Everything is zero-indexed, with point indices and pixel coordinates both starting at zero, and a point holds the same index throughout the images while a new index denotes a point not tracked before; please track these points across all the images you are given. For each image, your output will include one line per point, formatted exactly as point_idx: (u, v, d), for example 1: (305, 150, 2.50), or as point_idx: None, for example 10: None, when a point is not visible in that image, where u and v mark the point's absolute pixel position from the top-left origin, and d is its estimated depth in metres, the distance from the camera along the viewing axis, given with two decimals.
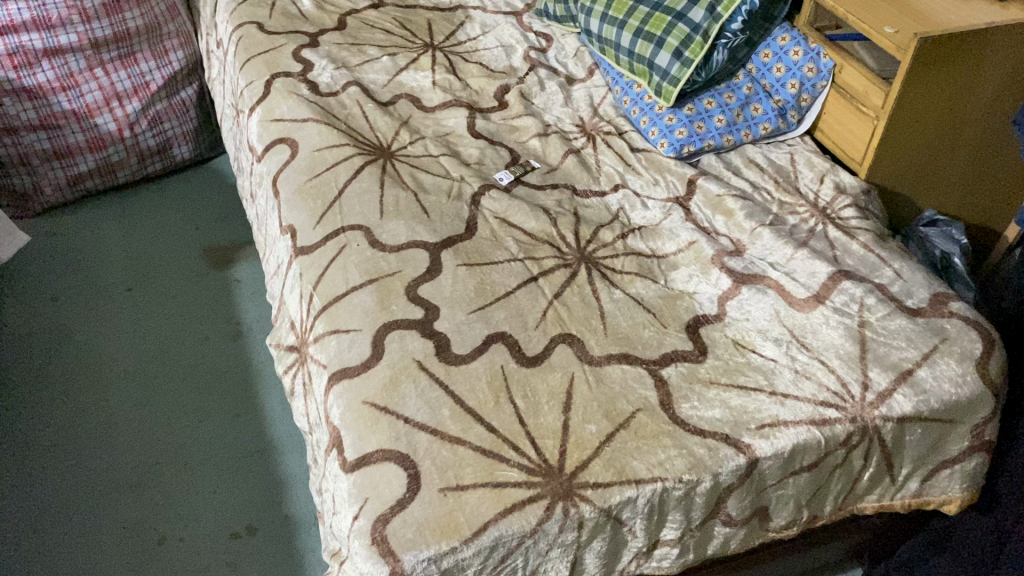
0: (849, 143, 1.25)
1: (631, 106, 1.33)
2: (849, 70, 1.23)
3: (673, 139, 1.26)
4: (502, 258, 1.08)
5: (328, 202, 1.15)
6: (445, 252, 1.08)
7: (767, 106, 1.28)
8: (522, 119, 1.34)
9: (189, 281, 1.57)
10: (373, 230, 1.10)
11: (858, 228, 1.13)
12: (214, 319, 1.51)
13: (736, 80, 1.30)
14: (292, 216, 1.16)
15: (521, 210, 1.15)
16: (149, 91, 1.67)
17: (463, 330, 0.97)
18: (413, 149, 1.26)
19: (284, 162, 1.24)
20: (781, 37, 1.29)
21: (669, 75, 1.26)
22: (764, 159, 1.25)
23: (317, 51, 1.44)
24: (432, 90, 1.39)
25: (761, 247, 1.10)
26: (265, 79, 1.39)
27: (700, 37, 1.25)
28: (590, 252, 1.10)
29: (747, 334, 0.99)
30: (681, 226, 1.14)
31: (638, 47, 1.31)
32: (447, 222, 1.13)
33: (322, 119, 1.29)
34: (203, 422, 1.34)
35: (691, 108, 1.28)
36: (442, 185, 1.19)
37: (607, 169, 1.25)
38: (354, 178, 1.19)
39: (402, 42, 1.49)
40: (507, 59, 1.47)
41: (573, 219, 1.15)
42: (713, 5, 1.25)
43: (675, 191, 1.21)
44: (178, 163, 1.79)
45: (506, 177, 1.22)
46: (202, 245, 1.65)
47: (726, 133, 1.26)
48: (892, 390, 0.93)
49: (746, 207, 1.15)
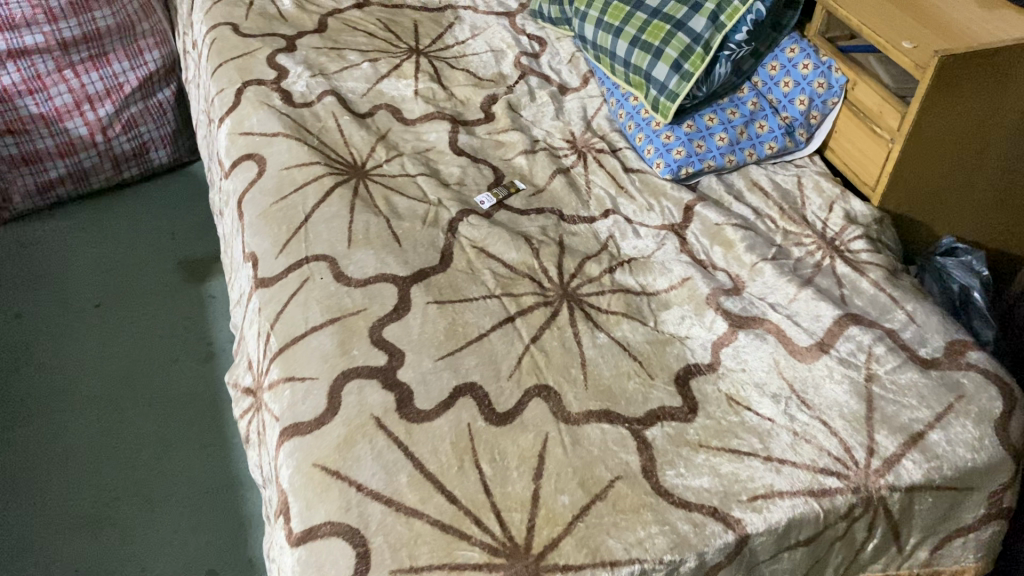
0: (862, 166, 1.15)
1: (627, 121, 1.24)
2: (863, 87, 1.12)
3: (669, 160, 1.16)
4: (477, 294, 0.99)
5: (294, 228, 1.07)
6: (415, 287, 0.99)
7: (773, 124, 1.18)
8: (508, 133, 1.24)
9: (161, 297, 1.49)
10: (339, 262, 1.02)
11: (868, 263, 1.04)
12: (185, 339, 1.43)
13: (740, 94, 1.20)
14: (255, 243, 1.07)
15: (501, 238, 1.06)
16: (122, 93, 1.59)
17: (429, 381, 0.88)
18: (388, 168, 1.17)
19: (251, 181, 1.16)
20: (790, 48, 1.19)
21: (666, 90, 1.16)
22: (769, 182, 1.16)
23: (293, 57, 1.35)
24: (414, 100, 1.30)
25: (762, 285, 1.01)
26: (237, 87, 1.30)
27: (702, 49, 1.15)
28: (574, 287, 1.01)
29: (742, 388, 0.90)
30: (675, 260, 1.05)
31: (635, 57, 1.20)
32: (420, 252, 1.04)
33: (293, 134, 1.20)
34: (168, 452, 1.26)
35: (690, 124, 1.17)
36: (418, 209, 1.11)
37: (597, 191, 1.16)
38: (323, 202, 1.10)
39: (385, 46, 1.40)
40: (496, 66, 1.38)
41: (557, 250, 1.06)
42: (716, 14, 1.15)
43: (670, 218, 1.11)
44: (155, 167, 1.71)
45: (487, 201, 1.13)
46: (178, 257, 1.57)
47: (729, 152, 1.17)
48: (900, 456, 0.84)
49: (747, 238, 1.06)
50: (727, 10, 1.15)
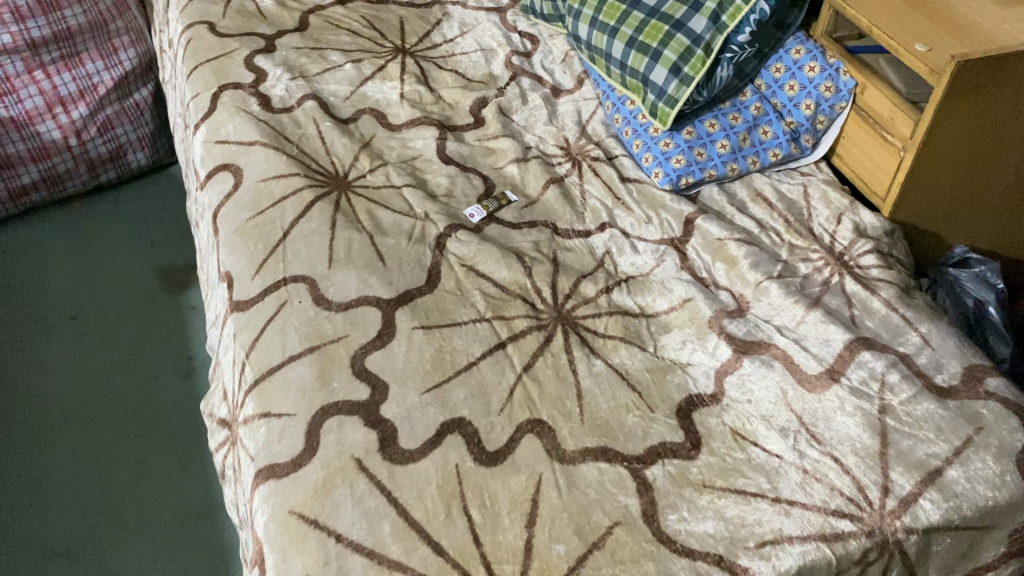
0: (872, 175, 1.09)
1: (623, 126, 1.18)
2: (873, 92, 1.06)
3: (668, 169, 1.10)
4: (465, 317, 0.94)
5: (271, 246, 1.01)
6: (400, 311, 0.93)
7: (777, 129, 1.12)
8: (499, 140, 1.18)
9: (139, 309, 1.43)
10: (319, 283, 0.96)
11: (879, 280, 0.99)
12: (164, 353, 1.37)
13: (742, 98, 1.14)
14: (230, 262, 1.01)
15: (491, 256, 1.01)
16: (96, 94, 1.52)
17: (414, 417, 0.82)
18: (372, 179, 1.11)
19: (226, 194, 1.09)
20: (795, 49, 1.12)
21: (665, 95, 1.10)
22: (773, 192, 1.10)
23: (272, 58, 1.28)
24: (400, 104, 1.23)
25: (767, 305, 0.95)
26: (212, 92, 1.23)
27: (703, 51, 1.08)
28: (568, 310, 0.95)
29: (748, 422, 0.84)
30: (675, 279, 0.99)
31: (631, 60, 1.14)
32: (405, 272, 0.98)
33: (270, 142, 1.13)
34: (144, 476, 1.21)
35: (690, 131, 1.11)
36: (403, 224, 1.04)
37: (593, 203, 1.10)
38: (302, 217, 1.03)
39: (369, 46, 1.33)
40: (486, 66, 1.31)
41: (551, 267, 1.00)
42: (717, 14, 1.08)
43: (670, 231, 1.05)
44: (134, 170, 1.64)
45: (477, 215, 1.07)
46: (156, 265, 1.50)
47: (730, 160, 1.11)
48: (917, 495, 0.79)
49: (752, 254, 1.00)
50: (729, 10, 1.08)
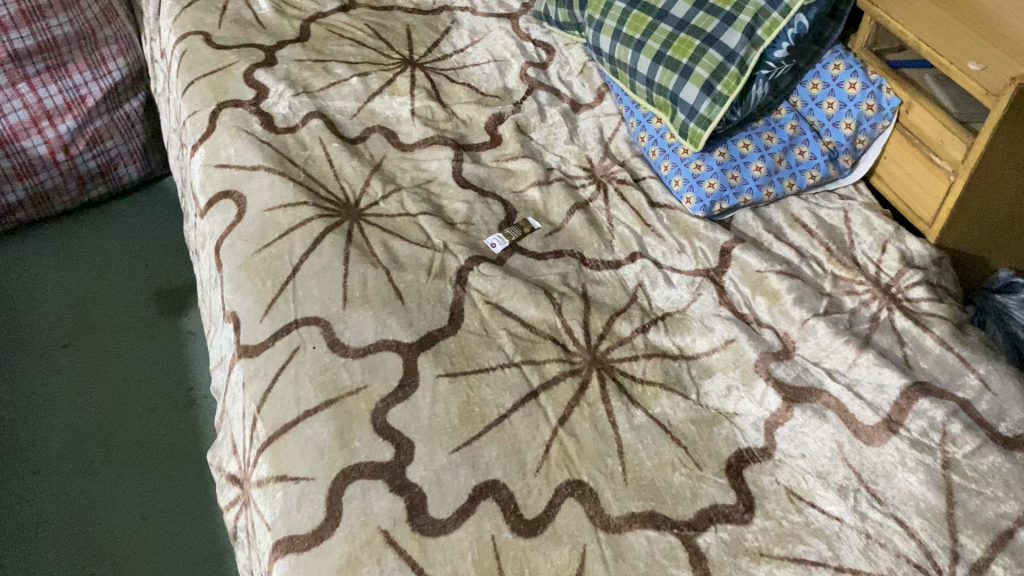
0: (917, 199, 1.03)
1: (650, 146, 1.11)
2: (920, 111, 0.99)
3: (701, 194, 1.04)
4: (493, 362, 0.87)
5: (280, 284, 0.94)
6: (422, 356, 0.87)
7: (815, 150, 1.06)
8: (518, 161, 1.11)
9: (134, 335, 1.36)
10: (334, 326, 0.89)
11: (931, 315, 0.93)
12: (163, 384, 1.29)
13: (777, 115, 1.08)
14: (236, 301, 0.94)
15: (517, 292, 0.94)
16: (84, 106, 1.44)
17: (443, 481, 0.76)
18: (386, 206, 1.04)
19: (229, 224, 1.02)
20: (834, 64, 1.06)
21: (696, 115, 1.03)
22: (812, 217, 1.03)
23: (273, 72, 1.21)
24: (411, 122, 1.16)
25: (815, 345, 0.89)
26: (211, 110, 1.15)
27: (737, 68, 1.02)
28: (603, 352, 0.88)
29: (803, 481, 0.78)
30: (715, 316, 0.92)
31: (659, 76, 1.07)
32: (426, 311, 0.92)
33: (275, 167, 1.06)
34: (145, 519, 1.13)
35: (723, 152, 1.05)
36: (421, 257, 0.98)
37: (621, 230, 1.03)
38: (311, 251, 0.96)
39: (375, 57, 1.25)
40: (500, 78, 1.24)
41: (582, 304, 0.94)
42: (752, 28, 1.02)
43: (705, 261, 0.99)
44: (125, 184, 1.56)
45: (498, 244, 1.01)
46: (151, 286, 1.43)
47: (766, 184, 1.04)
48: (989, 561, 0.72)
49: (795, 288, 0.94)
50: (764, 24, 1.01)
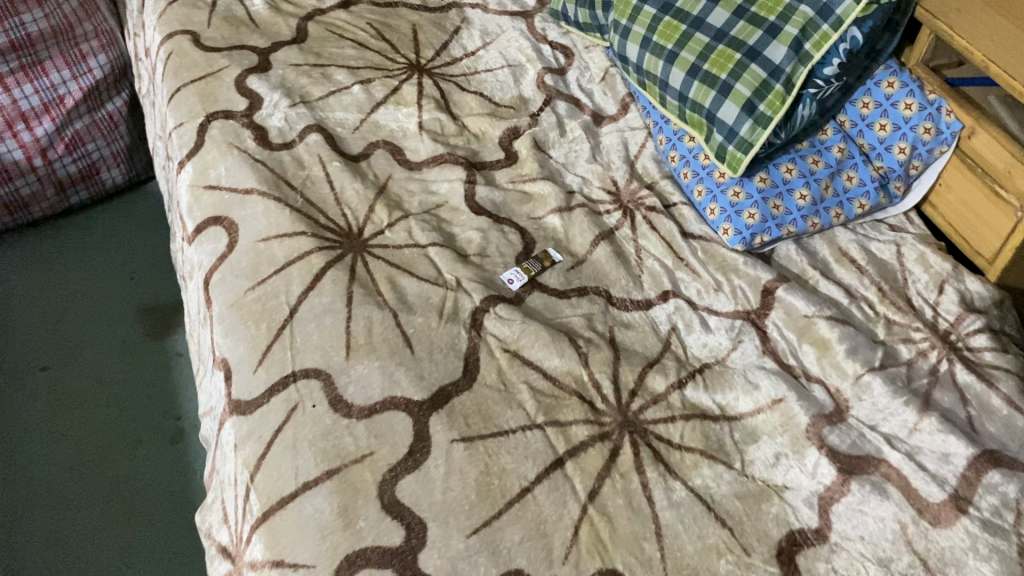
0: (976, 232, 0.94)
1: (681, 167, 1.02)
2: (985, 138, 0.90)
3: (740, 225, 0.94)
4: (513, 423, 0.78)
5: (276, 328, 0.84)
6: (435, 417, 0.78)
7: (864, 176, 0.96)
8: (536, 183, 1.02)
9: (118, 358, 1.26)
10: (335, 380, 0.80)
11: (995, 368, 0.84)
12: (148, 413, 1.21)
13: (822, 136, 0.98)
14: (227, 347, 0.85)
15: (539, 339, 0.85)
16: (63, 107, 1.33)
17: (461, 571, 0.68)
18: (392, 236, 0.94)
19: (220, 256, 0.93)
20: (887, 81, 0.96)
21: (736, 137, 0.93)
22: (861, 251, 0.94)
23: (267, 78, 1.10)
24: (419, 137, 1.06)
25: (870, 405, 0.80)
26: (199, 122, 1.05)
27: (783, 86, 0.92)
28: (636, 411, 0.79)
29: (862, 570, 0.70)
30: (758, 369, 0.83)
31: (693, 91, 0.97)
32: (438, 361, 0.82)
33: (270, 190, 0.96)
34: (126, 567, 1.05)
35: (764, 178, 0.95)
36: (431, 296, 0.88)
37: (650, 264, 0.94)
38: (311, 290, 0.87)
39: (379, 61, 1.15)
40: (515, 86, 1.14)
41: (610, 353, 0.84)
42: (800, 42, 0.92)
43: (745, 302, 0.90)
44: (108, 188, 1.46)
45: (516, 280, 0.91)
46: (137, 303, 1.33)
47: (811, 214, 0.95)
48: None
49: (847, 337, 0.85)
50: (813, 37, 0.92)
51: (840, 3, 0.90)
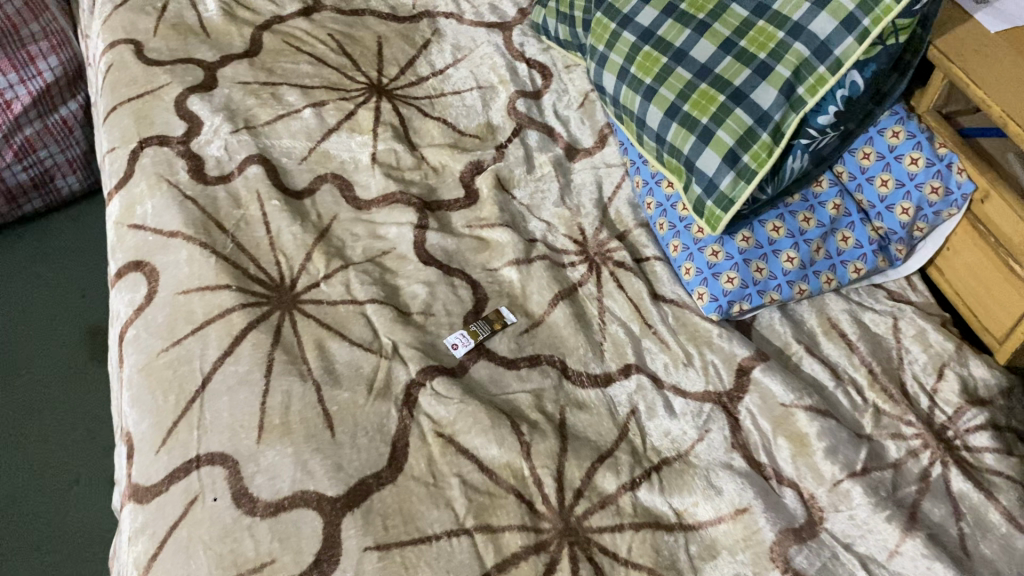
0: (985, 306, 0.83)
1: (657, 216, 0.91)
2: (999, 204, 0.79)
3: (717, 291, 0.83)
4: (438, 527, 0.69)
5: (185, 401, 0.76)
6: (348, 518, 0.69)
7: (861, 236, 0.85)
8: (494, 230, 0.91)
9: (61, 386, 1.17)
10: (242, 469, 0.71)
11: (996, 475, 0.74)
12: (88, 449, 1.12)
13: (816, 188, 0.87)
14: (133, 419, 0.77)
15: (477, 423, 0.75)
16: (11, 113, 1.24)
17: None
18: (327, 291, 0.85)
19: (137, 308, 0.84)
20: (892, 129, 0.84)
21: (715, 191, 0.83)
22: (853, 324, 0.83)
23: (210, 98, 1.00)
24: (370, 171, 0.96)
25: (848, 519, 0.70)
26: (131, 148, 0.96)
27: (770, 136, 0.81)
28: (580, 516, 0.70)
29: None
30: (723, 469, 0.73)
31: (671, 134, 0.86)
32: (360, 448, 0.73)
33: (196, 233, 0.87)
34: None
35: (747, 237, 0.84)
36: (362, 366, 0.79)
37: (614, 330, 0.84)
38: (227, 357, 0.78)
39: (336, 80, 1.05)
40: (484, 112, 1.04)
41: (557, 441, 0.75)
42: (792, 85, 0.80)
43: (716, 383, 0.79)
44: (65, 196, 1.37)
45: (461, 346, 0.82)
46: (86, 324, 1.24)
47: (799, 279, 0.84)
48: None
49: (827, 434, 0.74)
50: (807, 80, 0.80)
51: (840, 42, 0.79)
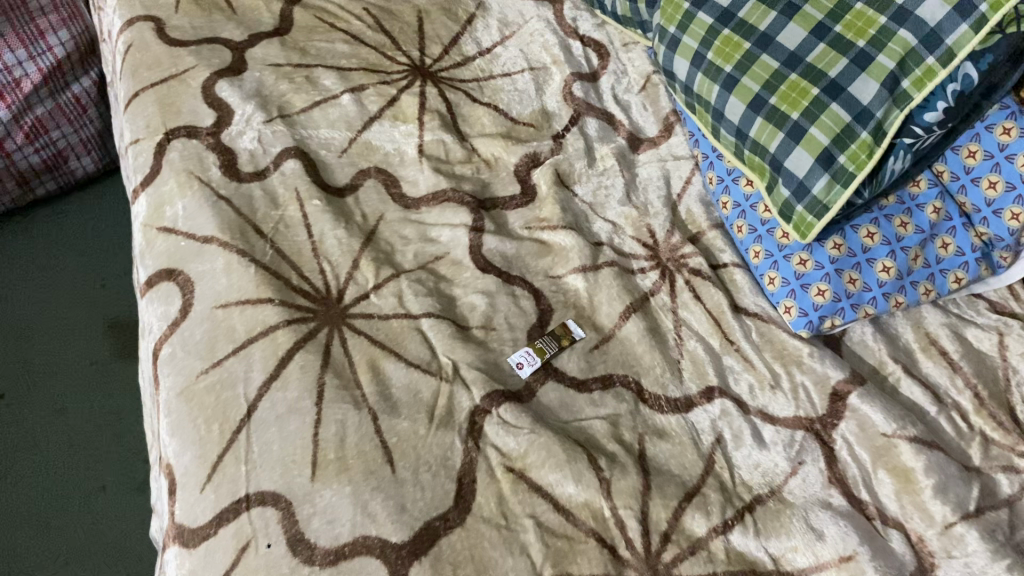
0: None
1: (735, 216, 0.84)
2: None
3: (806, 305, 0.76)
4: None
5: (230, 431, 0.69)
6: (415, 569, 0.63)
7: (962, 242, 0.78)
8: (556, 232, 0.84)
9: (82, 385, 1.10)
10: (296, 511, 0.65)
11: None
12: (116, 454, 1.05)
13: (914, 189, 0.79)
14: (173, 449, 0.70)
15: (550, 457, 0.68)
16: (20, 91, 1.16)
17: None
18: (379, 303, 0.77)
19: (171, 323, 0.76)
20: (1003, 126, 0.75)
21: (807, 196, 0.75)
22: (954, 341, 0.77)
23: (241, 83, 0.92)
24: (418, 165, 0.88)
25: (963, 567, 0.64)
26: (158, 141, 0.87)
27: (871, 135, 0.72)
28: (669, 563, 0.64)
29: None
30: (822, 509, 0.67)
31: (756, 130, 0.78)
32: (424, 485, 0.67)
33: (233, 239, 0.79)
34: None
35: (839, 244, 0.77)
36: (421, 391, 0.72)
37: (692, 347, 0.77)
38: (274, 381, 0.71)
39: (375, 60, 0.96)
40: (537, 97, 0.96)
41: (639, 476, 0.68)
42: (896, 77, 0.72)
43: (808, 408, 0.73)
44: (79, 178, 1.28)
45: (526, 365, 0.75)
46: (109, 317, 1.17)
47: (895, 291, 0.77)
48: None
49: (936, 471, 0.68)
50: (914, 72, 0.71)
51: (952, 30, 0.70)
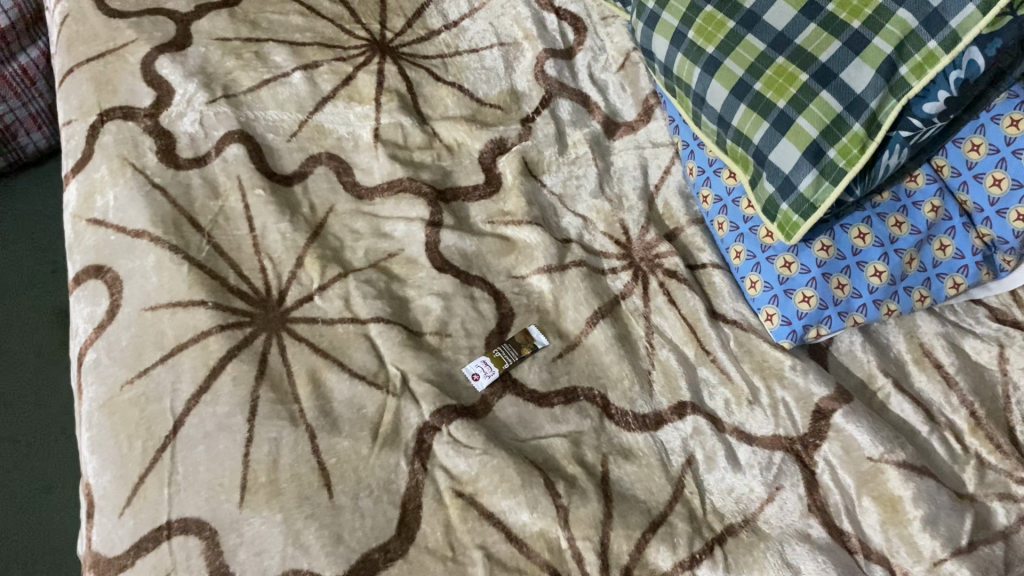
0: None
1: (717, 212, 0.77)
2: None
3: (790, 312, 0.70)
4: None
5: (153, 450, 0.62)
6: None
7: (962, 244, 0.72)
8: (520, 228, 0.77)
9: (28, 376, 1.03)
10: (221, 542, 0.59)
11: None
12: (65, 449, 0.98)
13: (911, 185, 0.72)
14: (93, 468, 0.63)
15: (503, 481, 0.62)
16: None
17: None
18: (324, 306, 0.71)
19: (95, 325, 0.69)
20: (1011, 117, 0.69)
21: (792, 193, 0.68)
22: (951, 353, 0.71)
23: (183, 59, 0.84)
24: (372, 151, 0.81)
25: None
26: (90, 122, 0.79)
27: (864, 127, 0.65)
28: None
29: None
30: (799, 541, 0.62)
31: (738, 118, 0.71)
32: (364, 512, 0.61)
33: (166, 233, 0.72)
34: None
35: (826, 246, 0.70)
36: (365, 406, 0.66)
37: (664, 356, 0.71)
38: (203, 394, 0.65)
39: (331, 34, 0.89)
40: (506, 76, 0.89)
41: (601, 503, 0.62)
42: (893, 63, 0.64)
43: (788, 427, 0.67)
44: (31, 153, 1.21)
45: (483, 377, 0.68)
46: (59, 304, 1.10)
47: (886, 297, 0.70)
48: None
49: (926, 500, 0.62)
50: (913, 58, 0.64)
51: (957, 12, 0.63)
